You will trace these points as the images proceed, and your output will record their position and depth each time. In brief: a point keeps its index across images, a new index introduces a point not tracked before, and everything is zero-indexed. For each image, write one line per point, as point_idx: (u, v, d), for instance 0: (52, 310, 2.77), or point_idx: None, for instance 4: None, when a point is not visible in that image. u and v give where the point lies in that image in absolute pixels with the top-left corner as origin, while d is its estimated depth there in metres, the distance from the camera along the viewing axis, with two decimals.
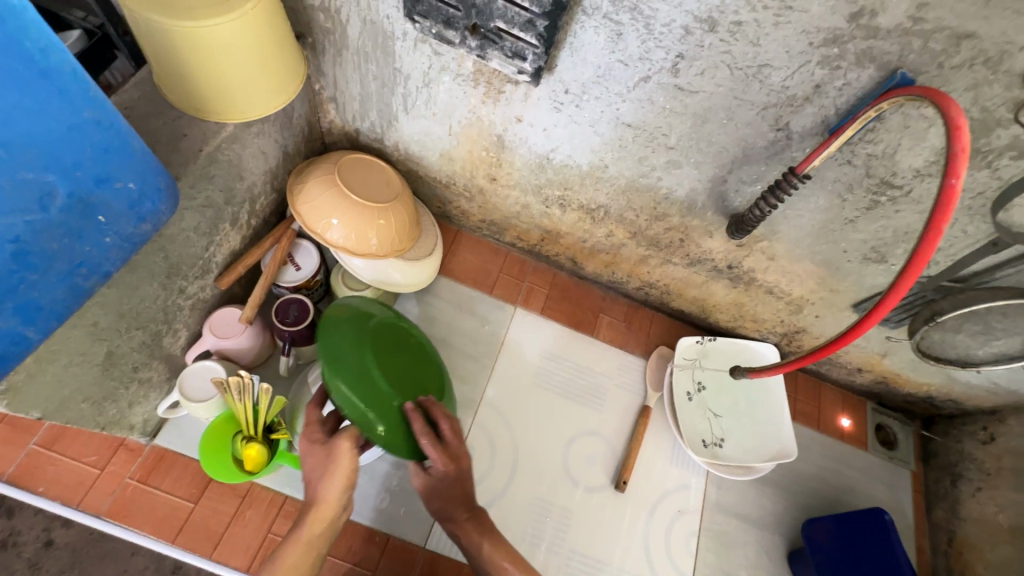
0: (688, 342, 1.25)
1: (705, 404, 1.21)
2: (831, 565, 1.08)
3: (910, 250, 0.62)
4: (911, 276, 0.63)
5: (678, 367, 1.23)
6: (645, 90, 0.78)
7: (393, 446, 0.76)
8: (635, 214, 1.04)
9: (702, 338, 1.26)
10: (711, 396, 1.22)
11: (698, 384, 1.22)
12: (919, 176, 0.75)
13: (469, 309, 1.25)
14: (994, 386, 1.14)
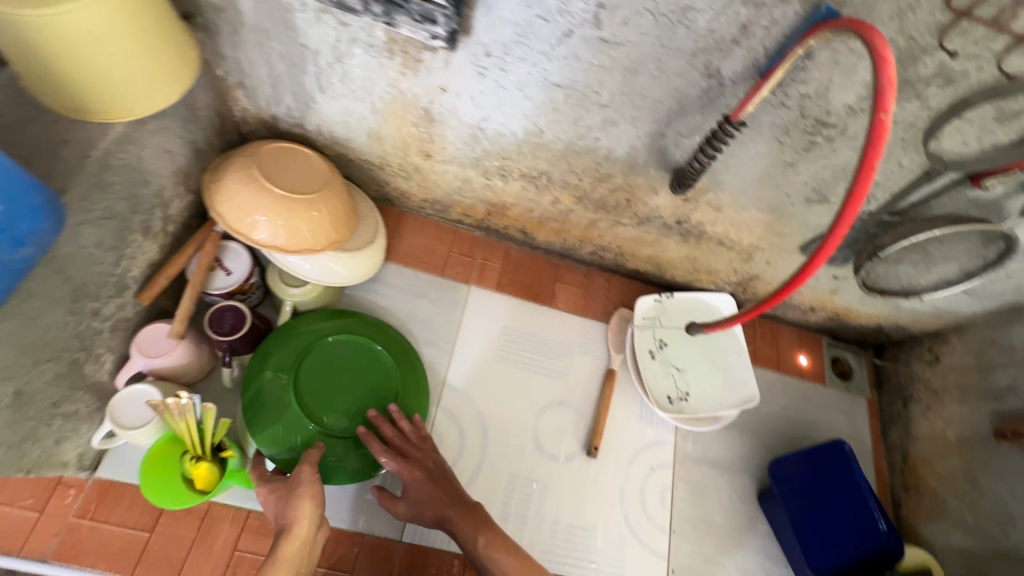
0: (646, 301, 1.25)
1: (668, 361, 1.22)
2: (802, 500, 1.12)
3: (846, 191, 0.61)
4: (849, 217, 0.62)
5: (639, 327, 1.23)
6: (569, 47, 0.73)
7: (346, 460, 0.98)
8: (578, 178, 1.00)
9: (661, 296, 1.25)
10: (673, 352, 1.23)
11: (660, 342, 1.23)
12: (852, 113, 0.74)
13: (421, 292, 1.20)
14: (937, 310, 1.18)
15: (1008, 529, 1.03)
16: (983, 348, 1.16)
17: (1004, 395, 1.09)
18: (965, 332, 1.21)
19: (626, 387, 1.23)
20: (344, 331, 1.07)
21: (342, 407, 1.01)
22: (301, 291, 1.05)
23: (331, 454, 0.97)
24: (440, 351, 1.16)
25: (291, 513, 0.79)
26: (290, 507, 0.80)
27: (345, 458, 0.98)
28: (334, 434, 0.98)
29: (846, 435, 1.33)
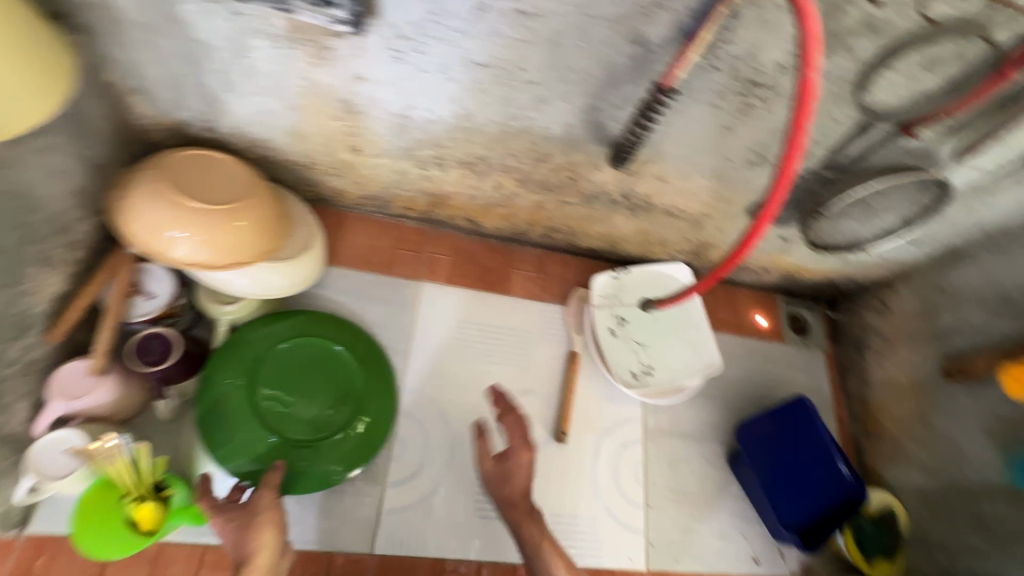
0: (603, 279, 1.23)
1: (630, 337, 1.21)
2: (771, 459, 1.14)
3: (780, 155, 0.59)
4: (785, 182, 0.61)
5: (598, 306, 1.21)
6: (487, 22, 0.68)
7: (323, 465, 0.93)
8: (518, 160, 0.96)
9: (617, 273, 1.24)
10: (634, 327, 1.22)
11: (620, 319, 1.21)
12: (784, 71, 0.72)
13: (370, 294, 1.15)
14: (883, 259, 1.21)
15: (962, 464, 1.07)
16: (928, 292, 1.19)
17: (950, 336, 1.13)
18: (910, 277, 1.24)
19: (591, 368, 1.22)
20: (299, 331, 1.02)
21: (304, 413, 0.96)
22: (236, 307, 0.99)
23: (307, 461, 0.93)
24: (396, 354, 1.12)
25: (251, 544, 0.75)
26: (249, 536, 0.76)
27: (323, 463, 0.94)
28: (301, 443, 0.94)
29: (807, 389, 1.35)
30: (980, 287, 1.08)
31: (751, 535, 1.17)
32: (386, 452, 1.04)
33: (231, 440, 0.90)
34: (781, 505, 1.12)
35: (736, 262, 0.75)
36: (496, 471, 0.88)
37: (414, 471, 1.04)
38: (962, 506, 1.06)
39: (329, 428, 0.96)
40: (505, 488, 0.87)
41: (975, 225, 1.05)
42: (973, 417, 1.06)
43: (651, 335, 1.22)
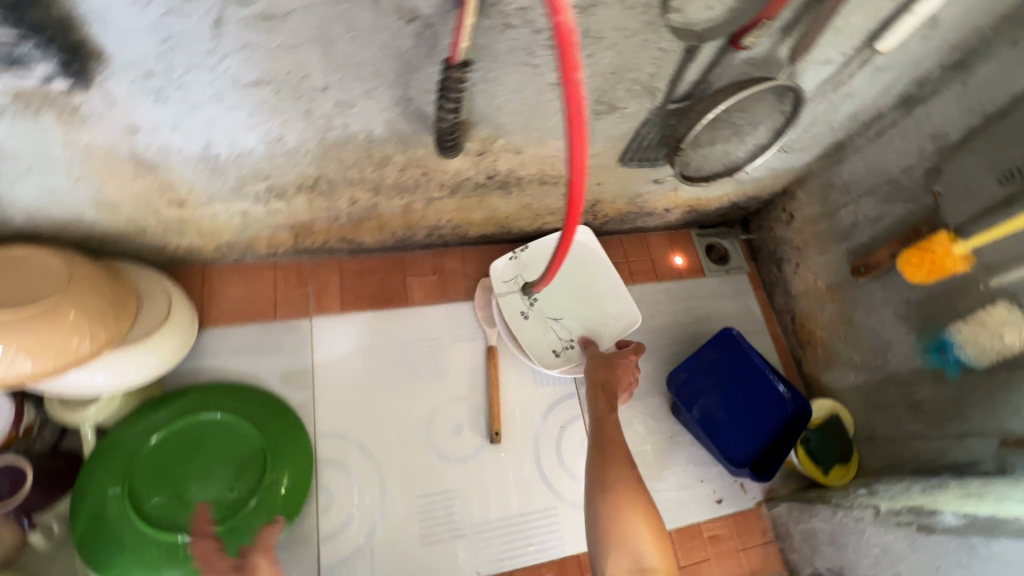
0: (502, 262, 1.17)
1: (543, 314, 1.17)
2: (715, 398, 1.16)
3: (564, 113, 0.49)
4: (579, 147, 0.50)
5: (504, 291, 1.15)
6: (233, 37, 0.58)
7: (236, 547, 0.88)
8: (358, 169, 0.88)
9: (516, 253, 1.17)
10: (546, 303, 1.17)
11: (530, 299, 1.17)
12: (584, 12, 0.64)
13: (258, 346, 1.06)
14: (774, 171, 1.17)
15: (887, 356, 1.06)
16: (825, 193, 1.16)
17: (852, 233, 1.10)
18: (806, 182, 1.21)
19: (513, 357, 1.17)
20: (180, 415, 0.95)
21: (205, 494, 0.91)
22: (102, 405, 0.91)
23: (217, 547, 0.87)
24: (301, 401, 1.04)
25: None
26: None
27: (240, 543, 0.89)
28: (204, 531, 0.88)
29: (737, 316, 1.33)
30: (869, 178, 1.06)
31: (710, 477, 1.16)
32: (313, 507, 0.98)
33: (122, 553, 0.84)
34: (724, 444, 1.13)
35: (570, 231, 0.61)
36: (610, 361, 1.02)
37: (348, 518, 0.98)
38: (896, 396, 1.06)
39: (236, 501, 0.92)
40: (600, 369, 1.01)
41: (848, 117, 1.01)
42: (888, 308, 1.05)
43: (565, 308, 1.18)
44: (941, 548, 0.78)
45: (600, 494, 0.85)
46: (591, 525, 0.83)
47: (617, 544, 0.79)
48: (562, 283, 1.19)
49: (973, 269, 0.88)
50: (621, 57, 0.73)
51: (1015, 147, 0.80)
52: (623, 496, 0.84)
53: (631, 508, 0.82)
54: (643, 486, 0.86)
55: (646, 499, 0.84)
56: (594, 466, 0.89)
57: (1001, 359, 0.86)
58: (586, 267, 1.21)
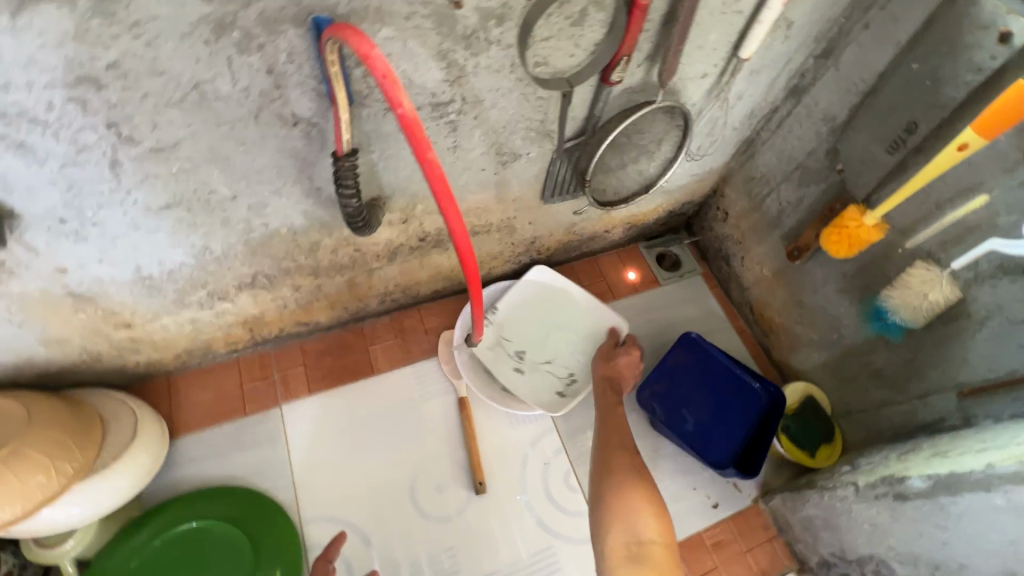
0: (480, 332, 1.18)
1: (535, 362, 1.19)
2: (704, 406, 1.18)
3: (432, 189, 0.55)
4: (452, 214, 0.57)
5: (491, 357, 1.17)
6: (132, 172, 0.63)
7: None
8: (291, 259, 0.91)
9: (485, 319, 1.18)
10: (533, 351, 1.20)
11: (516, 353, 1.19)
12: (455, 84, 0.69)
13: (232, 446, 1.07)
14: (696, 176, 1.22)
15: (841, 330, 1.08)
16: (748, 186, 1.21)
17: (781, 219, 1.14)
18: (730, 179, 1.26)
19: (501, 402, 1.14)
20: (158, 530, 0.97)
21: None
22: (78, 537, 0.92)
23: None
24: (282, 492, 1.05)
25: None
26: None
27: None
28: None
29: (699, 318, 1.36)
30: (782, 166, 1.10)
31: (702, 484, 1.16)
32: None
33: None
34: (710, 448, 1.14)
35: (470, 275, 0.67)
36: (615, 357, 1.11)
37: None
38: (858, 368, 1.07)
39: None
40: (604, 366, 1.10)
41: (746, 116, 1.07)
42: (829, 284, 1.08)
43: (552, 349, 1.20)
44: (919, 514, 0.78)
45: (604, 477, 0.87)
46: (595, 505, 0.85)
47: (616, 519, 0.80)
48: (541, 326, 1.21)
49: (889, 234, 0.92)
50: (506, 112, 0.78)
51: (892, 118, 0.84)
52: (626, 476, 0.86)
53: (634, 484, 0.84)
54: (645, 471, 0.87)
55: (649, 478, 0.85)
56: (598, 452, 0.93)
57: (934, 315, 0.88)
58: (559, 302, 1.23)
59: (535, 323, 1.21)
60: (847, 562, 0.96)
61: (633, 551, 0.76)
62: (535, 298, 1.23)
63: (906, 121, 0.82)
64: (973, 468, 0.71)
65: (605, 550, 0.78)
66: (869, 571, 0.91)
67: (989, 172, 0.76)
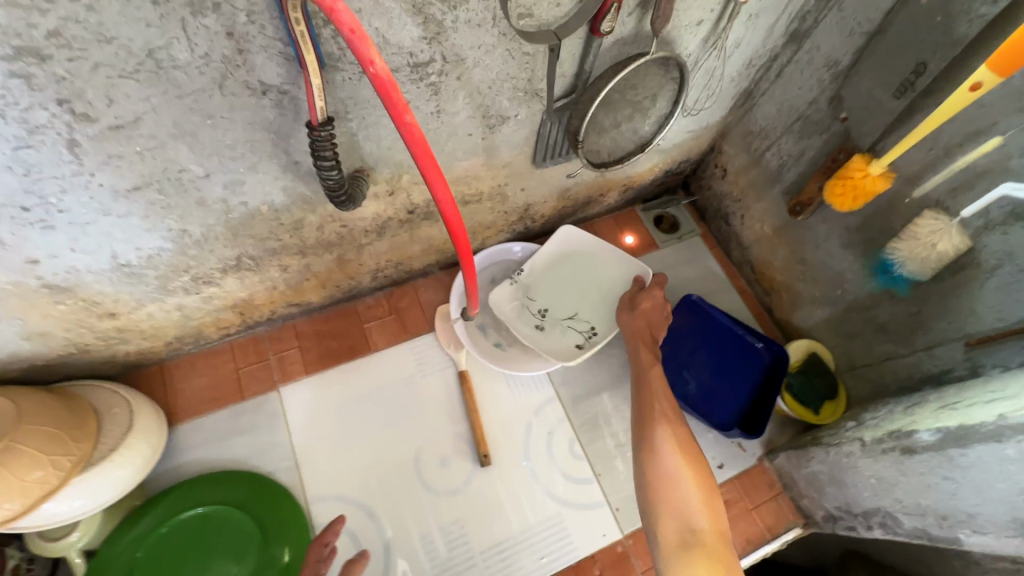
0: (503, 290, 1.17)
1: (557, 320, 1.17)
2: (712, 361, 1.18)
3: (412, 152, 0.53)
4: (434, 175, 0.55)
5: (512, 314, 1.16)
6: (93, 152, 0.59)
7: None
8: (275, 239, 0.88)
9: (513, 279, 1.18)
10: (556, 307, 1.17)
11: (539, 311, 1.17)
12: (433, 41, 0.64)
13: (231, 431, 1.06)
14: (693, 132, 1.18)
15: (844, 286, 1.06)
16: (748, 141, 1.16)
17: (782, 174, 1.11)
18: (729, 134, 1.22)
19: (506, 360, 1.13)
20: (165, 517, 0.97)
21: None
22: (83, 529, 0.92)
23: None
24: (285, 473, 1.04)
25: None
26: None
27: None
28: None
29: (699, 279, 1.33)
30: (783, 117, 1.06)
31: (706, 445, 1.15)
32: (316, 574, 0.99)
33: None
34: (714, 407, 1.14)
35: (459, 239, 0.65)
36: (643, 309, 1.04)
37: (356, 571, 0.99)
38: (862, 323, 1.05)
39: None
40: (634, 321, 1.04)
41: (744, 65, 1.01)
42: (832, 239, 1.05)
43: (574, 305, 1.18)
44: (926, 467, 0.78)
45: (650, 454, 0.81)
46: (642, 485, 0.80)
47: (668, 503, 0.76)
48: (566, 284, 1.19)
49: (896, 184, 0.88)
50: (490, 71, 0.73)
51: (898, 61, 0.81)
52: (674, 453, 0.80)
53: (684, 462, 0.79)
54: (694, 446, 0.82)
55: (699, 456, 0.80)
56: (640, 425, 0.86)
57: (942, 266, 0.85)
58: (584, 263, 1.21)
59: (559, 282, 1.19)
60: (852, 516, 0.96)
61: (687, 541, 0.72)
62: (561, 258, 1.21)
63: (914, 63, 0.78)
64: (983, 419, 0.69)
65: (658, 537, 0.74)
66: (875, 524, 0.92)
67: (1002, 112, 0.72)
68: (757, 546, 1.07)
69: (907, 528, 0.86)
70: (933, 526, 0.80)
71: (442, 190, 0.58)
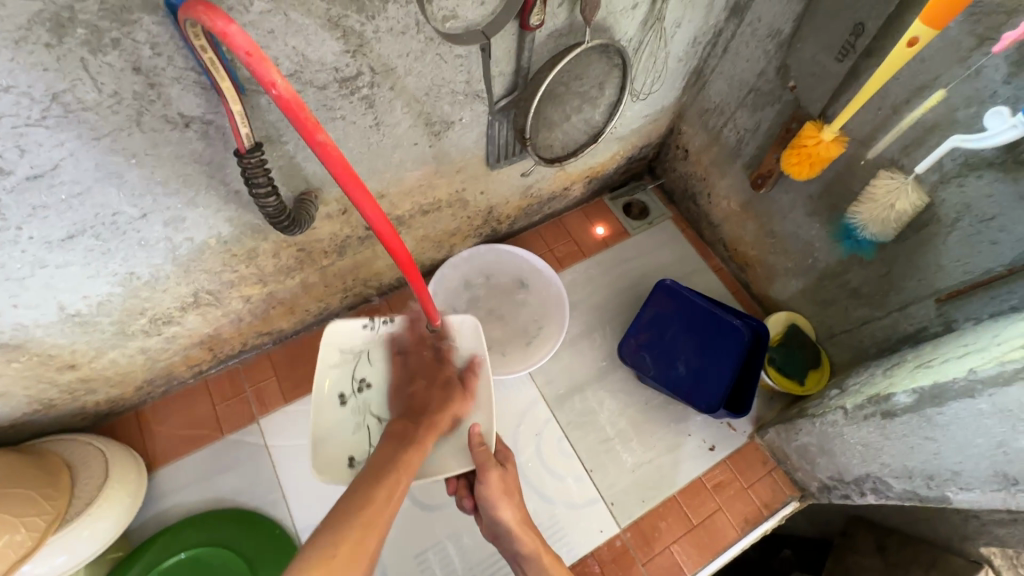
0: (350, 329, 0.94)
1: (367, 410, 0.93)
2: (693, 338, 1.18)
3: (331, 172, 0.52)
4: (360, 193, 0.54)
5: (334, 363, 0.93)
6: (14, 205, 0.57)
7: None
8: (230, 271, 0.86)
9: (371, 321, 0.94)
10: (378, 398, 0.93)
11: (359, 383, 0.94)
12: (358, 54, 0.63)
13: (214, 468, 1.04)
14: (649, 115, 1.17)
15: (815, 254, 1.05)
16: (705, 120, 1.16)
17: (741, 148, 1.10)
18: (687, 113, 1.21)
19: (318, 459, 0.89)
20: (146, 568, 0.96)
21: None
22: None
23: None
24: (273, 506, 1.03)
25: (403, 457, 0.78)
26: (413, 435, 0.82)
27: None
28: None
29: (674, 263, 1.32)
30: (736, 92, 1.05)
31: (696, 429, 1.14)
32: None
33: None
34: (699, 388, 1.14)
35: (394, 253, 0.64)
36: (497, 495, 0.85)
37: None
38: (835, 289, 1.05)
39: None
40: (500, 512, 0.85)
41: (689, 44, 1.01)
42: (797, 209, 1.04)
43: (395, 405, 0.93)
44: (907, 428, 0.77)
45: None
46: None
47: None
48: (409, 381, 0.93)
49: (850, 147, 0.88)
50: (424, 78, 0.72)
51: (838, 22, 0.78)
52: None
53: None
54: None
55: None
56: None
57: (904, 225, 0.84)
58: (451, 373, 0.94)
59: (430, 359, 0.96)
60: (845, 484, 0.96)
61: None
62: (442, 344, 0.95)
63: (852, 24, 0.76)
64: (954, 375, 0.69)
65: None
66: (867, 490, 0.91)
67: (943, 65, 0.71)
68: (756, 524, 1.07)
69: (898, 491, 0.85)
70: (921, 488, 0.80)
71: (372, 208, 0.57)
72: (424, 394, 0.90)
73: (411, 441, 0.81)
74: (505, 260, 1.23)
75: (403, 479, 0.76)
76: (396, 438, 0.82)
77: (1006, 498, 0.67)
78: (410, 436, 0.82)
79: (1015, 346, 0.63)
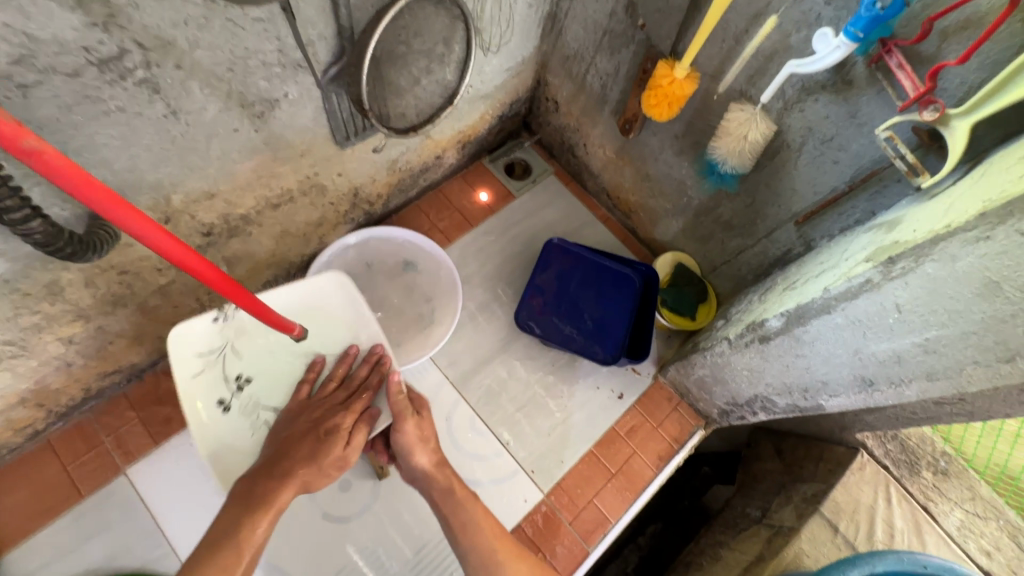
0: (198, 329, 0.84)
1: (257, 405, 0.85)
2: (587, 294, 1.17)
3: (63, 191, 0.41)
4: (125, 216, 0.45)
5: (196, 371, 0.84)
6: None
7: None
8: (29, 313, 0.70)
9: (223, 311, 0.85)
10: (263, 390, 0.86)
11: (235, 382, 0.85)
12: (115, 27, 0.50)
13: (78, 538, 0.90)
14: (511, 69, 1.10)
15: (688, 193, 1.07)
16: (568, 67, 1.12)
17: (606, 93, 1.07)
18: (550, 62, 1.16)
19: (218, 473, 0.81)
20: None
21: None
22: None
23: None
24: (161, 561, 0.91)
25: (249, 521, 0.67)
26: (263, 496, 0.70)
27: None
28: None
29: (563, 219, 1.30)
30: (591, 35, 1.01)
31: (603, 380, 1.16)
32: None
33: None
34: (606, 338, 1.14)
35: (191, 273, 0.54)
36: (407, 436, 0.81)
37: None
38: (710, 224, 1.07)
39: None
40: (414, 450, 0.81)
41: None
42: (666, 149, 1.04)
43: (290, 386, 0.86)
44: (781, 348, 0.81)
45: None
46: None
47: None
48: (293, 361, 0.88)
49: (702, 82, 0.87)
50: (219, 50, 0.60)
51: None
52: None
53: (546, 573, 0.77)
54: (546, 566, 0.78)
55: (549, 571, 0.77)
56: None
57: (759, 154, 0.86)
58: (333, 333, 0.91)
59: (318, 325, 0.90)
60: (739, 407, 1.02)
61: None
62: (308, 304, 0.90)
63: None
64: (813, 296, 0.71)
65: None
66: (757, 408, 0.98)
67: None
68: (669, 459, 1.11)
69: (782, 406, 0.92)
70: (799, 400, 0.86)
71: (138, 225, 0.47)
72: (301, 434, 0.78)
73: (262, 505, 0.69)
74: (385, 243, 1.14)
75: (244, 556, 0.65)
76: (251, 493, 0.70)
77: (867, 397, 0.74)
78: (260, 497, 0.70)
79: (857, 261, 0.66)
